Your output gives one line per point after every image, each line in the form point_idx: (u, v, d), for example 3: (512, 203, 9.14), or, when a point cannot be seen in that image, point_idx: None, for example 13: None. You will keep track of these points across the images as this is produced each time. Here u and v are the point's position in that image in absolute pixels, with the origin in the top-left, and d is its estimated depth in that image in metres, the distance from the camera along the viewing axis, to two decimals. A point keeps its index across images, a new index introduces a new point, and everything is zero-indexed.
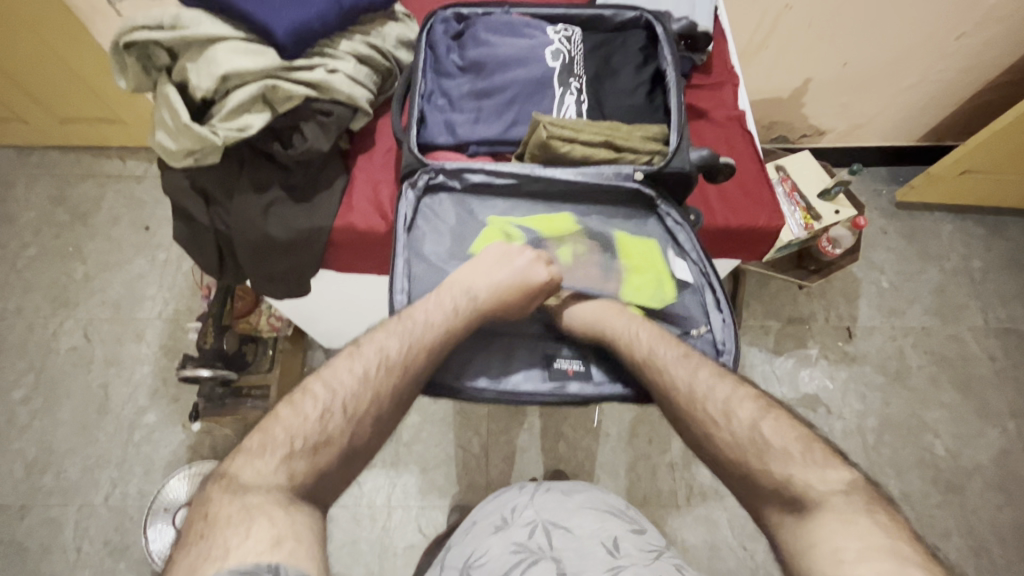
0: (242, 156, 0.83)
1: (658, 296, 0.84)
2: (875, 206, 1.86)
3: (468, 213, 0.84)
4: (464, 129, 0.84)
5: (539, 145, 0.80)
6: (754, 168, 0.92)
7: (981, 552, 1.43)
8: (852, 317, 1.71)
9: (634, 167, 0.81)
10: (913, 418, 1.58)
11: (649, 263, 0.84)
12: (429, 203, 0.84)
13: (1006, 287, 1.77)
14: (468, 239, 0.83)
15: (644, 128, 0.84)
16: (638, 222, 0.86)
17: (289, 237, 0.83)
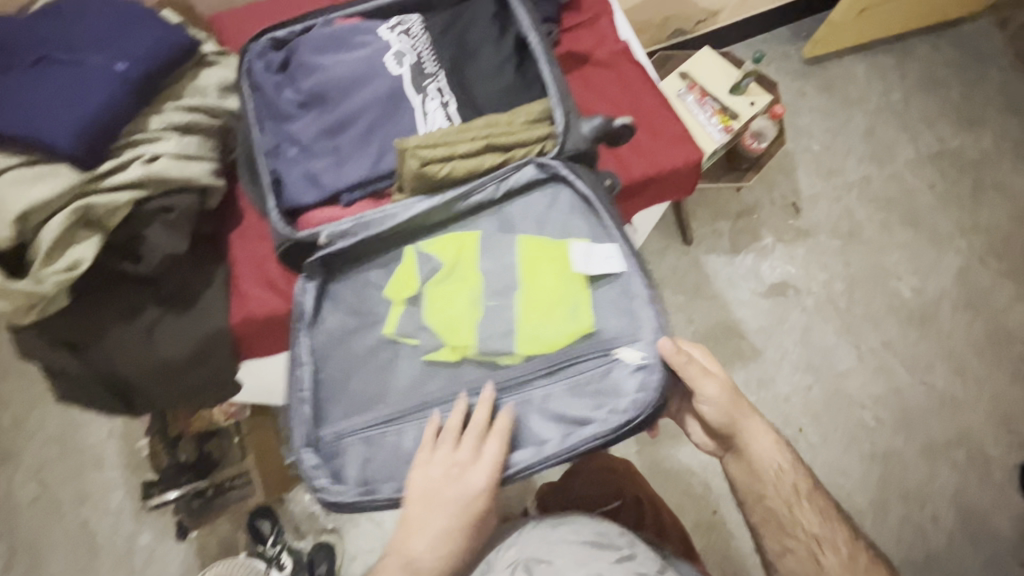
0: (94, 286, 0.71)
1: (573, 311, 0.73)
2: (787, 69, 1.80)
3: (363, 284, 0.78)
4: (328, 176, 0.75)
5: (413, 176, 0.72)
6: (655, 102, 0.84)
7: (964, 371, 1.50)
8: (795, 191, 1.69)
9: (525, 166, 0.74)
10: (875, 268, 1.61)
11: (560, 277, 0.74)
12: (328, 305, 0.79)
13: (927, 108, 1.76)
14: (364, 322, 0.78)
15: (524, 111, 0.76)
16: (544, 233, 0.76)
17: (189, 352, 0.73)
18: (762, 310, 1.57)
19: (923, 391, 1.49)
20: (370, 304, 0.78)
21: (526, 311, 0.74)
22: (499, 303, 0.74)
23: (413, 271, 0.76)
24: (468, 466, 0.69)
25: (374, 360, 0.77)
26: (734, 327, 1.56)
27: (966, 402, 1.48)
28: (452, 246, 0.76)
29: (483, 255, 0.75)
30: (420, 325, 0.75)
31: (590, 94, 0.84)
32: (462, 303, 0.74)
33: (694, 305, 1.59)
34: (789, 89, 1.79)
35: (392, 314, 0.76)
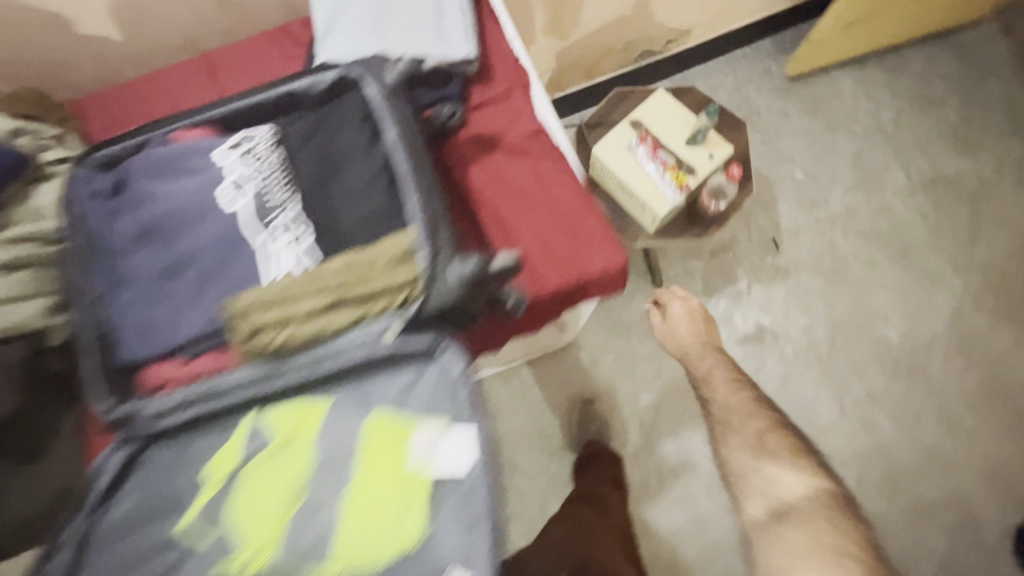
0: None
1: (403, 518, 0.67)
2: (768, 88, 1.66)
3: (176, 466, 0.72)
4: (167, 329, 0.77)
5: (246, 336, 0.70)
6: (570, 196, 0.78)
7: (953, 425, 1.40)
8: (775, 225, 1.56)
9: (382, 326, 0.70)
10: (860, 311, 1.49)
11: (393, 478, 0.68)
12: (129, 485, 0.72)
13: (920, 131, 1.62)
14: (166, 507, 0.71)
15: (390, 249, 0.70)
16: (401, 415, 0.69)
17: (39, 508, 0.76)
18: (737, 359, 1.46)
19: (910, 447, 1.39)
20: (173, 487, 0.72)
21: (351, 512, 0.68)
22: (324, 497, 0.69)
23: (236, 450, 0.71)
24: None
25: (159, 559, 0.70)
26: None
27: (955, 459, 1.38)
28: (295, 420, 0.70)
29: (317, 443, 0.70)
30: (229, 518, 0.69)
31: (493, 186, 0.80)
32: (282, 496, 0.69)
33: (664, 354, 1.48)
34: (770, 110, 1.65)
35: (202, 498, 0.70)
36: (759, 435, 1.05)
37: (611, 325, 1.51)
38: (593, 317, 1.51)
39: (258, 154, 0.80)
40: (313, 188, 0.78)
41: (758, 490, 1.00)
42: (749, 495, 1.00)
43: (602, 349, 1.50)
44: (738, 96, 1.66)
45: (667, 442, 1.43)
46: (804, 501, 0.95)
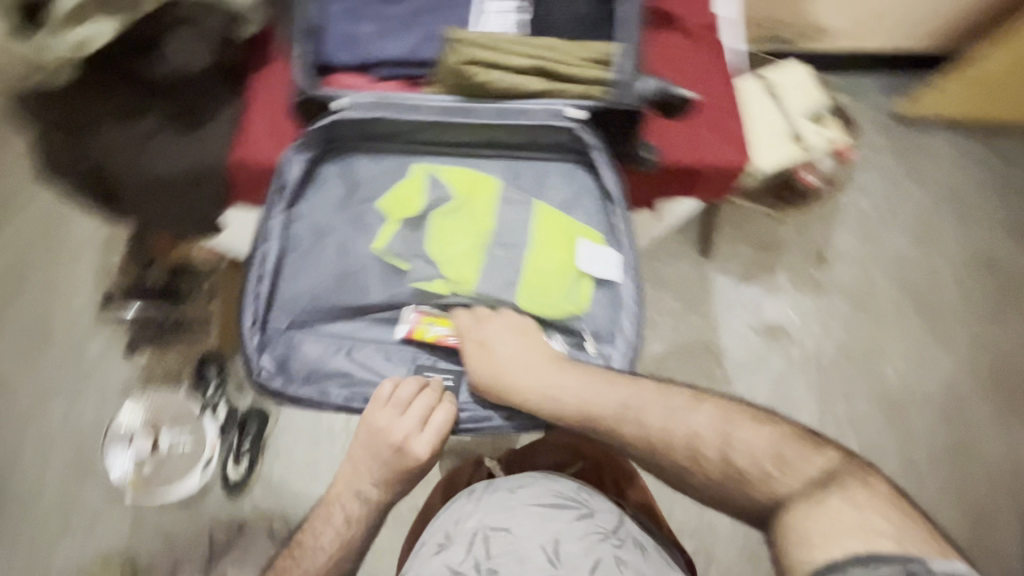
0: (102, 80, 0.75)
1: (573, 296, 0.86)
2: (871, 120, 1.72)
3: (366, 181, 0.88)
4: (368, 46, 0.83)
5: (452, 71, 0.77)
6: (724, 92, 0.88)
7: (913, 470, 1.51)
8: (827, 241, 1.64)
9: (568, 104, 0.78)
10: (871, 345, 1.59)
11: (551, 265, 0.86)
12: (312, 186, 0.87)
13: (991, 212, 1.69)
14: (355, 208, 0.87)
15: (590, 46, 0.79)
16: (563, 212, 0.87)
17: (174, 177, 0.80)
18: (748, 344, 1.56)
19: None
20: (349, 218, 0.88)
21: (535, 266, 0.86)
22: (498, 269, 0.86)
23: (419, 196, 0.85)
24: (415, 435, 0.81)
25: (350, 260, 0.87)
26: (716, 350, 1.55)
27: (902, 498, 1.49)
28: (469, 181, 0.87)
29: (502, 206, 0.86)
30: (416, 252, 0.85)
31: (681, 50, 0.88)
32: (470, 244, 0.86)
33: (686, 316, 1.57)
34: (863, 138, 1.71)
35: (386, 229, 0.86)
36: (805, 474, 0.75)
37: (648, 274, 1.59)
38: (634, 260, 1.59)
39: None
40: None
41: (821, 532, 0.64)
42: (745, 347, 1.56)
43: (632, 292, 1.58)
44: None
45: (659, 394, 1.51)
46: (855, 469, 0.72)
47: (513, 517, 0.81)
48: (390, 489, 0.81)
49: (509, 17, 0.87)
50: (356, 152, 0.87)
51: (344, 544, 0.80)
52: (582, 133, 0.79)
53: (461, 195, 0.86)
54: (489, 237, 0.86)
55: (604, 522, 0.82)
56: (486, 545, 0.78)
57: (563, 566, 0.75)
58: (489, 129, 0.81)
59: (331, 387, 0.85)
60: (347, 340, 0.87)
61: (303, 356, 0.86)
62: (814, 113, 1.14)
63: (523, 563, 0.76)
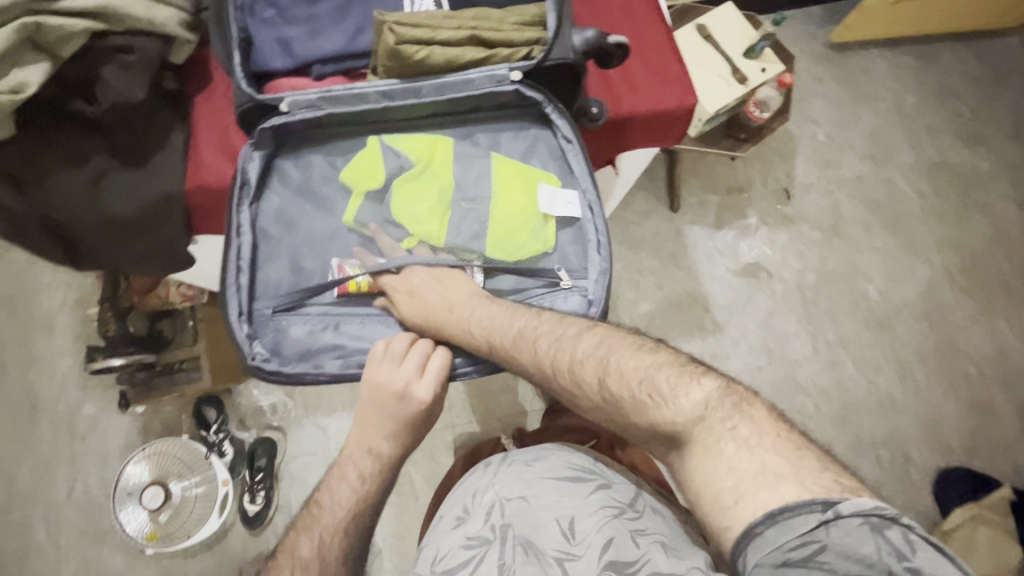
0: (46, 124, 0.76)
1: (541, 234, 0.87)
2: (808, 52, 1.76)
3: (329, 165, 0.87)
4: (300, 46, 0.82)
5: (389, 53, 0.76)
6: (660, 37, 0.88)
7: (907, 377, 1.56)
8: (789, 177, 1.68)
9: (509, 67, 0.79)
10: (847, 267, 1.63)
11: (513, 210, 0.86)
12: (274, 179, 0.86)
13: (937, 119, 1.75)
14: (322, 194, 0.87)
15: (519, 13, 0.81)
16: (522, 160, 0.88)
17: (137, 211, 0.79)
18: (731, 288, 1.59)
19: (866, 389, 1.55)
20: (317, 199, 0.87)
21: (501, 212, 0.87)
22: (466, 220, 0.88)
23: (380, 166, 0.85)
24: (413, 381, 0.80)
25: (323, 239, 0.87)
26: (701, 299, 1.58)
27: (902, 406, 1.54)
28: (423, 148, 0.86)
29: (462, 164, 0.88)
30: (385, 219, 0.87)
31: (613, 1, 0.88)
32: (435, 200, 0.86)
33: (667, 272, 1.60)
34: (806, 72, 1.75)
35: (353, 202, 0.87)
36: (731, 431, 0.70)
37: (624, 238, 1.62)
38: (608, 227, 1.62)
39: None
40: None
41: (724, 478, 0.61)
42: (730, 291, 1.59)
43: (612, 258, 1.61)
44: None
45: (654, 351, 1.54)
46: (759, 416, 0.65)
47: (529, 487, 0.82)
48: (399, 441, 0.81)
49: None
50: (311, 140, 0.87)
51: (361, 500, 0.79)
52: (526, 92, 0.80)
53: (417, 156, 0.86)
54: (451, 192, 0.87)
55: (622, 496, 0.82)
56: (502, 512, 0.80)
57: (576, 543, 0.75)
58: (438, 100, 0.81)
59: (325, 357, 0.83)
60: (332, 318, 0.87)
61: (295, 337, 0.84)
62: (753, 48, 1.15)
63: (537, 529, 0.77)
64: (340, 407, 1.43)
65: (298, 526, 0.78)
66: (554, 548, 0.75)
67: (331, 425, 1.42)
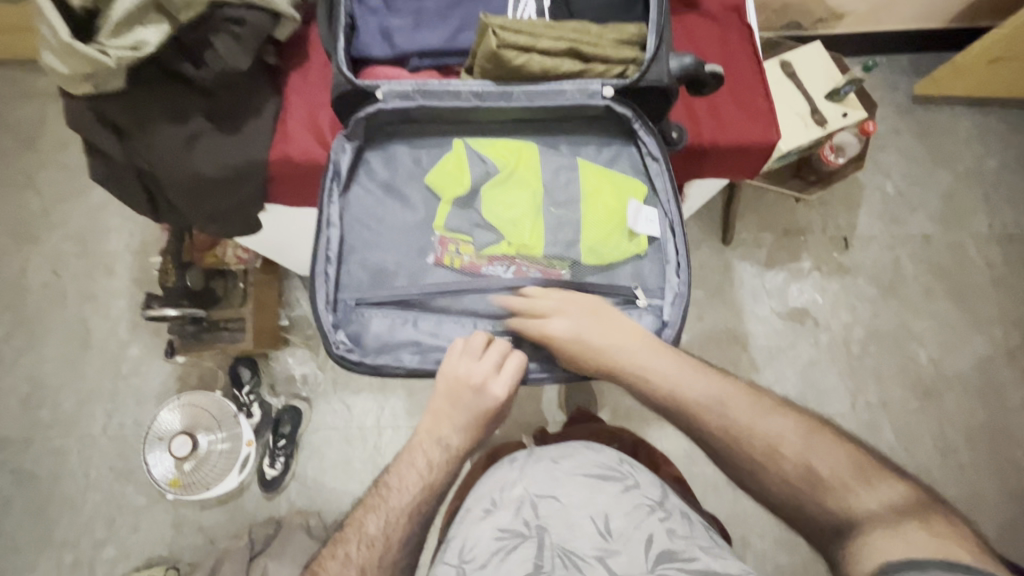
0: (151, 80, 0.80)
1: (628, 246, 0.88)
2: (889, 102, 1.70)
3: (415, 160, 0.89)
4: (402, 37, 0.84)
5: (489, 55, 0.77)
6: (751, 71, 0.87)
7: (947, 452, 1.49)
8: (851, 226, 1.63)
9: (603, 83, 0.79)
10: (900, 327, 1.57)
11: (601, 224, 0.87)
12: (361, 171, 0.88)
13: (1019, 188, 1.66)
14: (408, 187, 0.89)
15: (619, 30, 0.81)
16: (606, 167, 0.89)
17: (221, 172, 0.83)
18: (774, 330, 1.56)
19: (901, 457, 1.49)
20: (400, 192, 0.89)
21: (589, 222, 0.87)
22: (553, 229, 0.88)
23: (467, 171, 0.87)
24: (491, 377, 0.82)
25: (409, 232, 0.89)
26: (740, 337, 1.55)
27: (938, 481, 1.47)
28: (511, 152, 0.87)
29: (548, 170, 0.88)
30: (476, 223, 0.88)
31: (707, 28, 0.88)
32: (528, 208, 0.87)
33: (710, 304, 1.57)
34: (884, 122, 1.69)
35: (443, 209, 0.88)
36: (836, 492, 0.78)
37: None
38: None
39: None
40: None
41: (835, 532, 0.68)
42: (772, 334, 1.56)
43: None
44: None
45: None
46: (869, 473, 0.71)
47: (560, 486, 0.82)
48: (469, 434, 0.83)
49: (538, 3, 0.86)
50: (401, 135, 0.89)
51: (428, 486, 0.80)
52: (616, 109, 0.80)
53: (503, 159, 0.87)
54: (540, 196, 0.88)
55: (649, 493, 0.82)
56: (535, 510, 0.81)
57: (614, 538, 0.77)
58: (529, 107, 0.82)
59: (399, 351, 0.86)
60: (411, 312, 0.87)
61: (374, 331, 0.86)
62: (838, 90, 1.12)
63: (572, 528, 0.79)
64: (368, 389, 1.46)
65: (367, 503, 0.79)
66: (591, 546, 0.78)
67: (357, 405, 1.45)
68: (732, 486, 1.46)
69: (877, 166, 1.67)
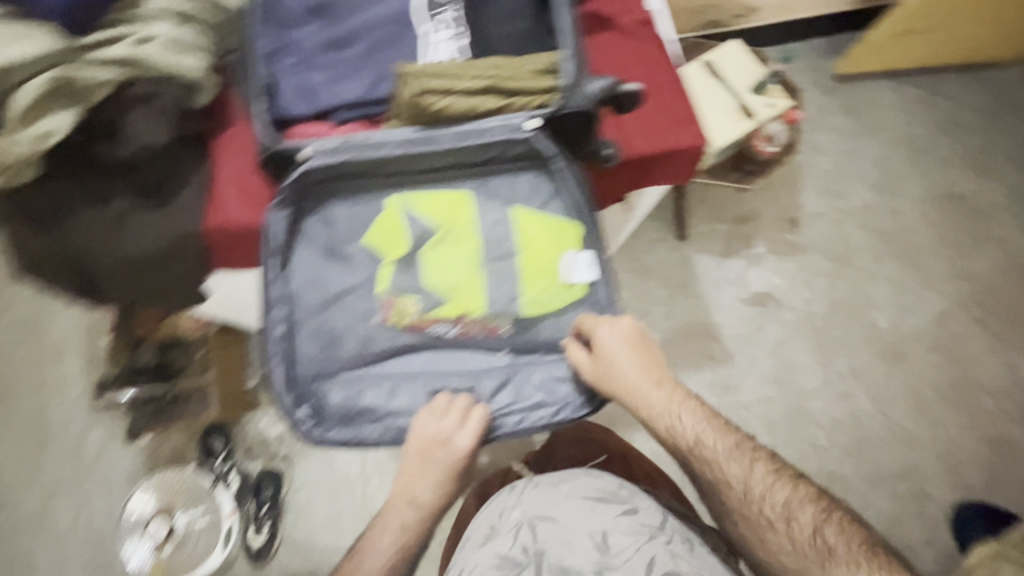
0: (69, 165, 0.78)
1: (563, 293, 0.88)
2: (814, 83, 1.78)
3: (350, 222, 0.87)
4: (323, 93, 0.86)
5: (412, 100, 0.80)
6: (670, 80, 0.89)
7: (921, 410, 1.54)
8: (797, 206, 1.68)
9: (525, 117, 0.80)
10: (858, 296, 1.62)
11: (539, 270, 0.88)
12: (300, 241, 0.86)
13: (944, 149, 1.76)
14: (347, 251, 0.87)
15: (535, 61, 0.83)
16: (538, 208, 0.88)
17: (156, 248, 0.81)
18: (741, 317, 1.59)
19: (879, 422, 1.53)
20: (342, 259, 0.87)
21: (526, 271, 0.88)
22: (494, 280, 0.88)
23: (403, 232, 0.86)
24: (455, 432, 0.82)
25: (355, 299, 0.87)
26: (710, 329, 1.58)
27: (917, 439, 1.52)
28: (444, 207, 0.86)
29: (483, 219, 0.87)
30: (420, 285, 0.87)
31: (621, 47, 0.90)
32: (468, 269, 0.87)
33: (676, 300, 1.60)
34: (812, 103, 1.77)
35: (387, 271, 0.87)
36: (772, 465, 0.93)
37: (632, 267, 1.62)
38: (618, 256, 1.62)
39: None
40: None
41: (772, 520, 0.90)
42: (740, 321, 1.59)
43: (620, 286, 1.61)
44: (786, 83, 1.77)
45: None
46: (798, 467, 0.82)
47: (559, 508, 0.80)
48: (443, 493, 0.84)
49: (456, 44, 0.90)
50: (330, 199, 0.86)
51: (402, 547, 0.82)
52: (540, 143, 0.82)
53: (437, 216, 0.86)
54: (478, 248, 0.88)
55: (649, 518, 0.80)
56: (534, 534, 0.78)
57: (613, 556, 0.75)
58: (455, 154, 0.83)
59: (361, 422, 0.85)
60: (368, 377, 0.87)
61: (335, 401, 0.86)
62: (758, 84, 1.17)
63: (572, 545, 0.76)
64: None
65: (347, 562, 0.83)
66: (590, 563, 0.74)
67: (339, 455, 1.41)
68: None
69: (813, 146, 1.74)
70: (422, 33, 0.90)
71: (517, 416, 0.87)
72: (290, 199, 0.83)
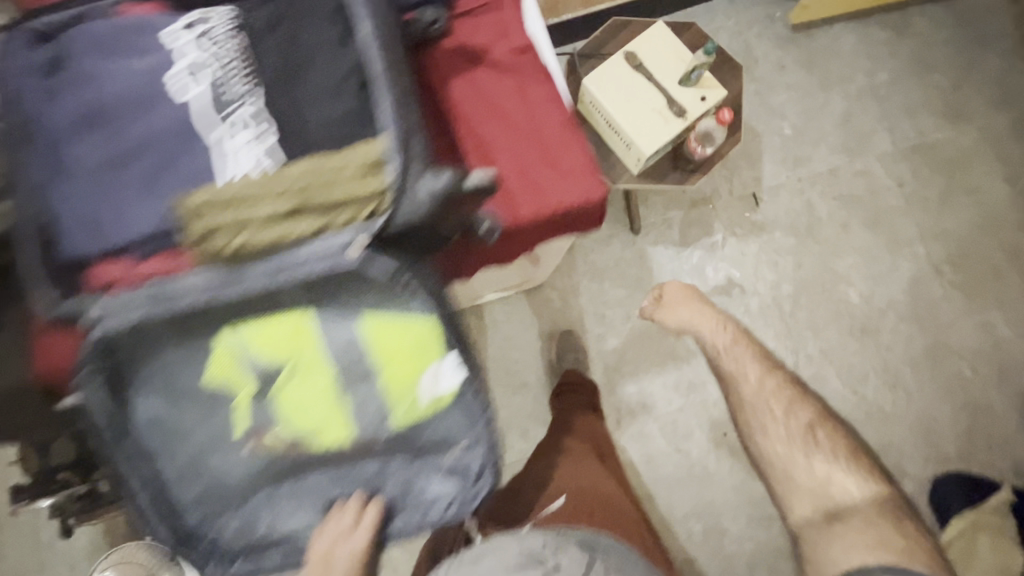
0: None
1: (435, 403, 0.76)
2: (767, 36, 1.60)
3: (179, 372, 0.70)
4: (112, 225, 0.75)
5: None
6: (552, 118, 0.83)
7: (895, 384, 1.49)
8: (757, 180, 1.55)
9: (346, 240, 0.66)
10: (826, 272, 1.53)
11: (408, 388, 0.75)
12: (127, 405, 0.69)
13: (914, 96, 1.61)
14: (185, 403, 0.71)
15: (349, 165, 0.70)
16: (392, 312, 0.72)
17: None
18: None
19: (852, 402, 1.48)
20: (180, 419, 0.71)
21: (390, 386, 0.74)
22: (356, 405, 0.74)
23: (242, 372, 0.70)
24: (347, 537, 0.75)
25: (208, 453, 0.72)
26: None
27: (892, 415, 1.47)
28: (281, 335, 0.70)
29: (331, 339, 0.72)
30: (275, 429, 0.72)
31: (476, 101, 0.83)
32: (324, 399, 0.73)
33: (634, 301, 1.51)
34: (768, 59, 1.60)
35: (237, 419, 0.72)
36: (808, 428, 1.19)
37: (585, 270, 1.52)
38: (569, 259, 1.52)
39: (220, 46, 0.79)
40: (275, 80, 0.80)
41: (805, 486, 1.13)
42: None
43: (574, 291, 1.51)
44: (739, 40, 1.60)
45: (629, 385, 1.47)
46: (862, 507, 1.07)
47: None
48: None
49: (253, 149, 0.76)
50: (145, 352, 0.69)
51: None
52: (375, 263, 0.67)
53: (274, 346, 0.70)
54: (333, 371, 0.73)
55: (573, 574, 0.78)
56: None
57: None
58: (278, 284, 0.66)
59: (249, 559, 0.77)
60: (244, 522, 0.76)
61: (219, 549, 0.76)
62: (688, 74, 1.02)
63: None
64: None
65: None
66: None
67: None
68: (696, 470, 1.44)
69: (771, 109, 1.58)
70: (213, 141, 0.76)
71: (411, 522, 0.79)
72: (91, 376, 0.66)
